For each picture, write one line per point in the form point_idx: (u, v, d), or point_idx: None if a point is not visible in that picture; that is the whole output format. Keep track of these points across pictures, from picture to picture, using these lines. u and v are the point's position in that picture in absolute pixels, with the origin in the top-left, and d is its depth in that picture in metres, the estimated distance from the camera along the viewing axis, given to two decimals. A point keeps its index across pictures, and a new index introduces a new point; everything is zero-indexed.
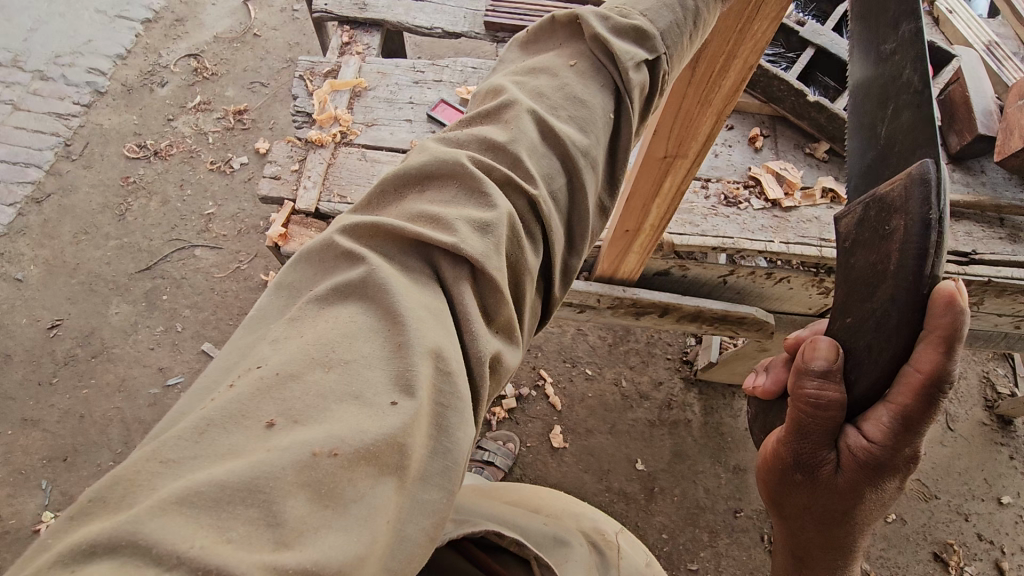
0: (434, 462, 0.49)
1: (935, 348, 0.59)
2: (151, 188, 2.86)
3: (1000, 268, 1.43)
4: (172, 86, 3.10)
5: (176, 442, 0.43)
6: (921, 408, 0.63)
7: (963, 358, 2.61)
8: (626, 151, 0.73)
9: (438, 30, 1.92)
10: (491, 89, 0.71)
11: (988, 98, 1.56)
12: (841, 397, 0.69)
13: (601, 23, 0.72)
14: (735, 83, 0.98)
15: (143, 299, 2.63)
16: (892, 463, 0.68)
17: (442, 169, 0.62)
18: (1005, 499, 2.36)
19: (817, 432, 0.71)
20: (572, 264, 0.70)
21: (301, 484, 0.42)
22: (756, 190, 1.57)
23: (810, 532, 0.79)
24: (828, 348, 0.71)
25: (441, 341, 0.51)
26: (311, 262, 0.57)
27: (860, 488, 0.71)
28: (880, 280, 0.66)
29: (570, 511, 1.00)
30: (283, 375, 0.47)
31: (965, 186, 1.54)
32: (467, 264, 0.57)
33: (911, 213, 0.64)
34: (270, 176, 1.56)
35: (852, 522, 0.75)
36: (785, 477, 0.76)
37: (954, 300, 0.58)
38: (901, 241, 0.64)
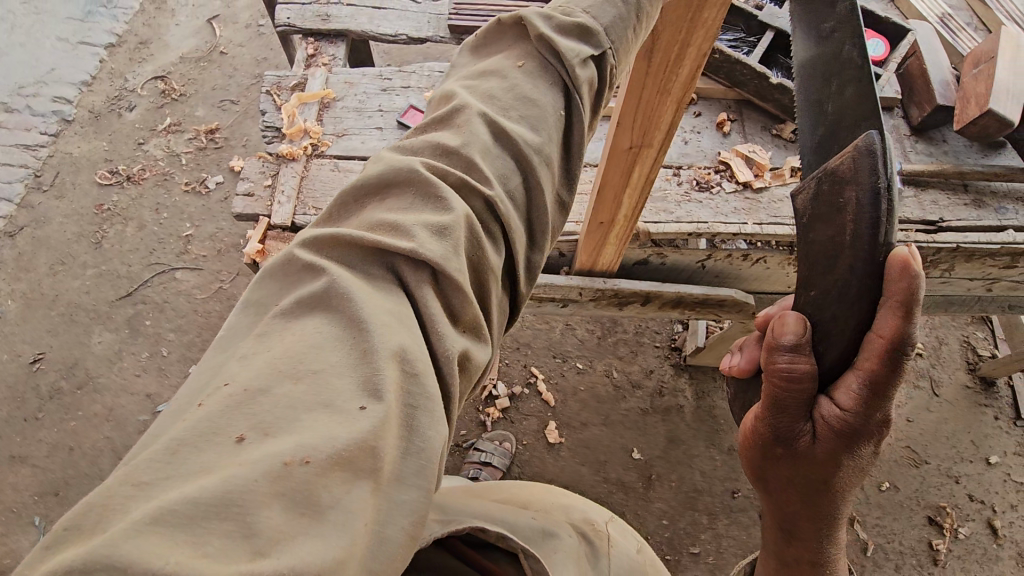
0: (408, 462, 0.50)
1: (894, 313, 0.62)
2: (126, 214, 2.83)
3: (967, 233, 1.47)
4: (141, 109, 3.07)
5: (149, 464, 0.44)
6: (887, 372, 0.65)
7: (943, 324, 2.67)
8: (580, 146, 0.74)
9: (403, 36, 1.92)
10: (444, 94, 0.72)
11: (944, 69, 1.61)
12: (812, 368, 0.71)
13: (546, 23, 0.73)
14: (691, 72, 0.99)
15: (126, 326, 2.60)
16: (867, 429, 0.70)
17: (398, 176, 0.63)
18: (992, 459, 2.42)
19: (793, 405, 0.73)
20: (536, 260, 0.71)
21: (276, 494, 0.43)
22: (726, 174, 1.59)
23: (796, 504, 0.81)
24: (796, 322, 0.73)
25: (406, 343, 0.53)
26: (275, 278, 0.58)
27: (838, 457, 0.73)
28: (838, 254, 0.68)
29: (561, 504, 1.01)
30: (251, 392, 0.48)
31: (928, 156, 1.58)
32: (428, 268, 0.58)
33: (862, 183, 0.65)
34: (243, 193, 1.55)
35: (834, 491, 0.77)
36: (767, 452, 0.78)
37: (909, 265, 0.59)
38: (854, 214, 0.65)
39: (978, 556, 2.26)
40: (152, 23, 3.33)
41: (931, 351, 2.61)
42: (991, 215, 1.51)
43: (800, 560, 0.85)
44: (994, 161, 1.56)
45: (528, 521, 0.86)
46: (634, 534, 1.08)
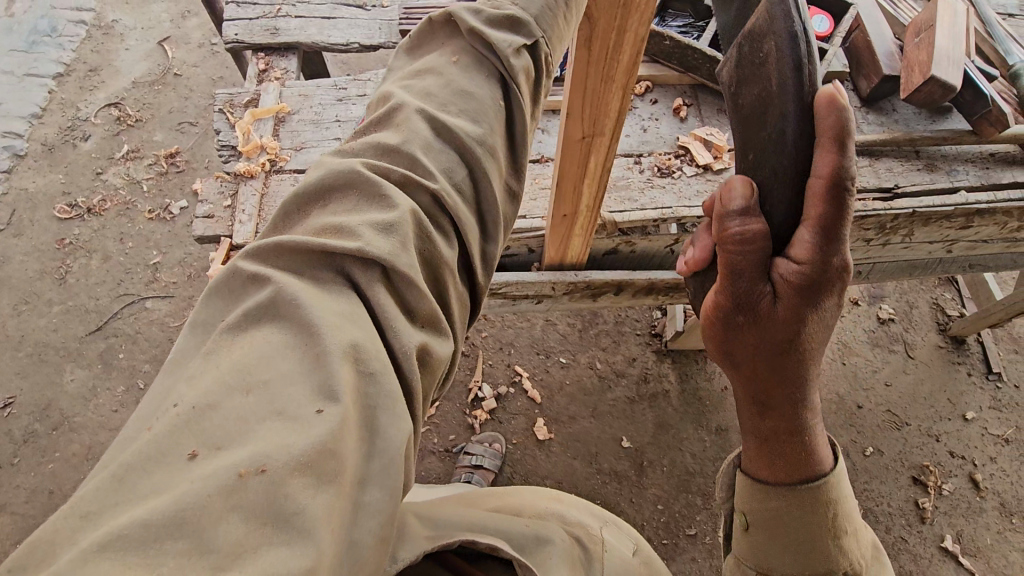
0: (371, 464, 0.51)
1: (830, 149, 0.59)
2: (89, 247, 2.76)
3: (922, 198, 1.51)
4: (96, 138, 3.00)
5: (95, 493, 0.43)
6: (835, 213, 0.61)
7: (912, 288, 2.73)
8: (524, 135, 0.74)
9: (355, 45, 1.90)
10: (381, 97, 0.72)
11: (887, 39, 1.64)
12: (764, 227, 0.66)
13: (474, 17, 0.74)
14: (633, 56, 1.00)
15: (98, 361, 2.54)
16: (827, 280, 0.65)
17: (339, 179, 0.63)
18: (969, 415, 2.49)
19: (749, 268, 0.67)
20: (492, 251, 0.71)
21: (233, 507, 0.43)
22: (687, 158, 1.61)
23: (764, 382, 0.73)
24: (744, 185, 0.67)
25: (359, 340, 0.53)
26: (220, 295, 0.57)
27: (801, 317, 0.67)
28: (767, 110, 0.64)
29: (555, 510, 1.02)
30: (200, 408, 0.48)
31: (879, 125, 1.62)
32: (377, 265, 0.58)
33: (778, 31, 0.60)
34: (202, 215, 1.52)
35: (804, 357, 0.70)
36: (727, 325, 0.71)
37: (835, 100, 0.58)
38: (776, 65, 0.61)
39: (964, 510, 2.32)
40: (100, 49, 3.25)
41: (903, 315, 2.68)
42: (943, 178, 1.55)
43: (783, 447, 0.76)
44: (943, 126, 1.60)
45: (522, 528, 0.87)
46: (628, 535, 1.10)
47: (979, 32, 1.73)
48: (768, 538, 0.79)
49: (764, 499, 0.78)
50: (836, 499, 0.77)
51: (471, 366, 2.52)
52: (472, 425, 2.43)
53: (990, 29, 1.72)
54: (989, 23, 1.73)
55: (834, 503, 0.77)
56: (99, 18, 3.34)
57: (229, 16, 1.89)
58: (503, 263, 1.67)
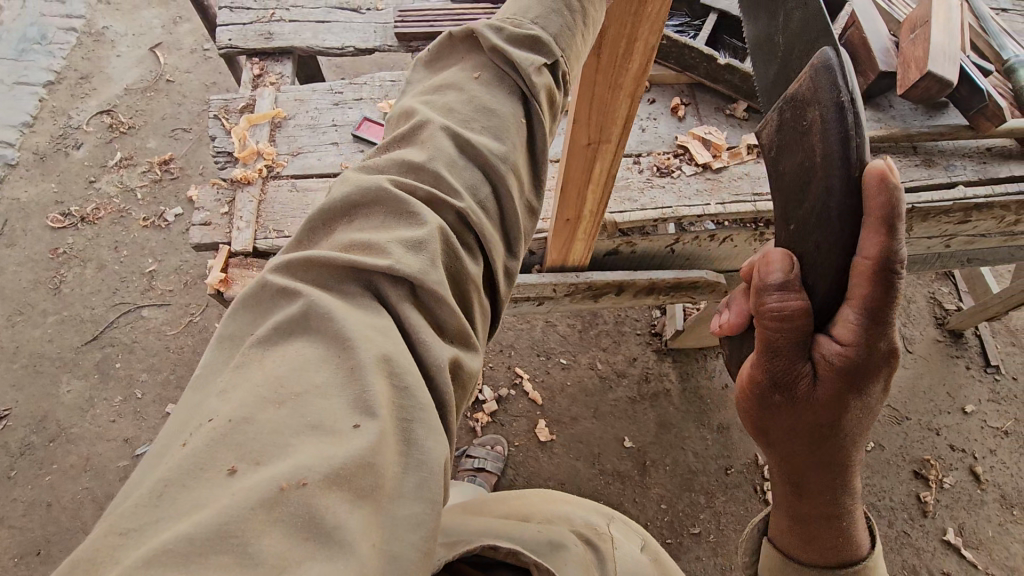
0: (408, 478, 0.49)
1: (877, 231, 0.56)
2: (84, 256, 2.74)
3: (920, 193, 1.51)
4: (88, 146, 2.97)
5: (133, 510, 0.42)
6: (883, 296, 0.59)
7: (909, 282, 2.74)
8: (545, 153, 0.73)
9: (350, 48, 1.89)
10: (403, 113, 0.72)
11: (883, 36, 1.62)
12: (805, 305, 0.64)
13: (496, 35, 0.73)
14: (643, 65, 0.99)
15: (95, 371, 2.51)
16: (870, 364, 0.64)
17: (365, 195, 0.62)
18: (969, 407, 2.50)
19: (787, 347, 0.66)
20: (513, 266, 0.70)
21: (274, 520, 0.43)
22: (686, 157, 1.61)
23: (803, 456, 0.74)
24: (782, 258, 0.67)
25: (390, 352, 0.53)
26: (247, 308, 0.57)
27: (841, 397, 0.67)
28: (810, 181, 0.62)
29: (561, 514, 1.01)
30: (235, 421, 0.47)
31: (876, 121, 1.61)
32: (405, 283, 0.57)
33: (824, 102, 0.59)
34: (200, 223, 1.50)
35: (843, 436, 0.71)
36: (765, 400, 0.72)
37: (886, 177, 0.54)
38: (821, 135, 0.59)
39: (966, 502, 2.33)
40: (91, 57, 3.22)
41: (901, 310, 2.69)
42: (941, 174, 1.56)
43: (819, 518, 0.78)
44: (940, 121, 1.60)
45: (535, 534, 0.86)
46: (636, 530, 1.11)
47: (973, 28, 1.73)
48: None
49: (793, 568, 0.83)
50: (873, 570, 0.81)
51: None
52: (474, 428, 2.42)
53: (984, 25, 1.72)
54: (982, 19, 1.73)
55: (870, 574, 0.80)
56: (90, 25, 3.32)
57: (222, 22, 1.88)
58: None
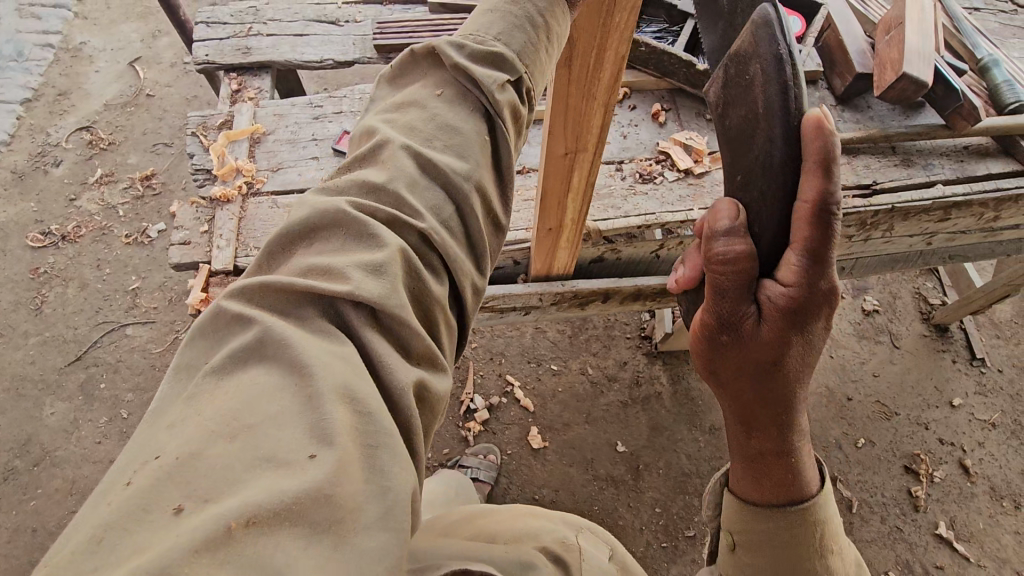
0: (370, 506, 0.47)
1: (815, 173, 0.57)
2: (65, 275, 2.70)
3: (901, 193, 1.52)
4: (68, 164, 2.93)
5: (74, 557, 0.40)
6: (821, 236, 0.59)
7: (893, 279, 2.77)
8: (510, 167, 0.72)
9: (329, 61, 1.87)
10: (364, 131, 0.71)
11: (859, 38, 1.66)
12: (749, 248, 0.64)
13: (458, 53, 0.72)
14: (614, 73, 0.99)
15: (79, 393, 2.47)
16: (814, 303, 0.63)
17: (324, 219, 0.61)
18: (956, 401, 2.52)
19: (733, 288, 0.64)
20: (482, 282, 0.69)
21: (221, 562, 0.41)
22: (667, 164, 1.61)
23: (750, 402, 0.69)
24: (729, 207, 0.67)
25: (349, 377, 0.51)
26: (204, 336, 0.55)
27: (786, 340, 0.64)
28: (753, 133, 0.62)
29: (530, 531, 1.03)
30: (184, 458, 0.45)
31: (855, 123, 1.64)
32: (367, 307, 0.56)
33: (763, 56, 0.59)
34: (179, 242, 1.48)
35: (791, 379, 0.67)
36: (713, 345, 0.68)
37: (822, 125, 0.55)
38: (762, 89, 0.59)
39: (956, 496, 2.35)
40: (69, 73, 3.19)
41: (887, 306, 2.71)
42: (920, 172, 1.57)
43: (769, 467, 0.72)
44: (917, 121, 1.61)
45: (504, 554, 0.88)
46: (605, 538, 1.14)
47: (947, 27, 1.76)
48: (757, 559, 0.75)
49: (749, 521, 0.75)
50: (824, 519, 0.74)
51: (462, 378, 2.50)
52: (466, 437, 2.41)
53: (957, 25, 1.75)
54: (956, 19, 1.75)
55: (821, 522, 0.74)
56: (67, 41, 3.28)
57: (199, 37, 1.87)
58: (490, 275, 1.64)
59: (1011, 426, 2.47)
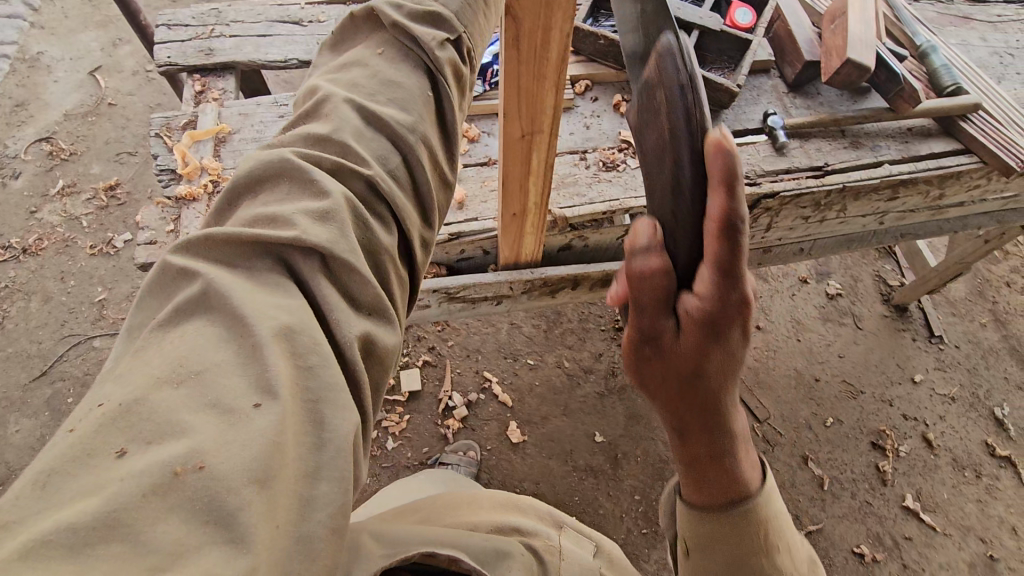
0: (316, 458, 0.49)
1: (717, 192, 0.49)
2: (27, 289, 2.63)
3: (850, 173, 1.59)
4: (27, 175, 2.86)
5: (16, 501, 0.41)
6: (732, 251, 0.50)
7: (854, 262, 2.87)
8: (456, 125, 0.75)
9: (293, 61, 1.87)
10: (308, 90, 0.72)
11: (806, 28, 1.75)
12: (664, 264, 0.54)
13: (396, 11, 0.75)
14: (560, 55, 1.03)
15: (45, 408, 2.41)
16: (732, 317, 0.54)
17: (270, 170, 0.62)
18: (918, 377, 2.62)
19: (647, 301, 0.55)
20: (431, 236, 0.72)
21: (169, 505, 0.42)
22: (630, 152, 1.66)
23: (681, 420, 0.62)
24: (647, 222, 0.57)
25: (293, 323, 0.53)
26: (154, 295, 0.56)
27: (705, 356, 0.56)
28: (662, 158, 0.57)
29: (515, 522, 1.06)
30: (129, 404, 0.46)
31: (806, 109, 1.71)
32: (316, 254, 0.58)
33: (669, 83, 0.55)
34: (145, 242, 1.48)
35: (717, 390, 0.59)
36: (634, 361, 0.60)
37: (722, 145, 0.49)
38: (668, 113, 0.55)
39: (921, 468, 2.44)
40: (26, 83, 3.12)
41: (850, 289, 2.81)
42: (867, 154, 1.64)
43: (711, 494, 0.66)
44: (864, 105, 1.69)
45: (482, 543, 0.89)
46: (591, 538, 1.18)
47: (888, 17, 1.86)
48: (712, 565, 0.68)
49: (698, 526, 0.68)
50: (771, 519, 0.67)
51: (440, 377, 2.51)
52: (444, 434, 2.42)
53: (897, 14, 1.85)
54: (896, 8, 1.85)
55: (767, 524, 0.67)
56: (23, 51, 3.21)
57: (160, 39, 1.85)
58: (458, 266, 1.65)
59: (969, 399, 2.58)
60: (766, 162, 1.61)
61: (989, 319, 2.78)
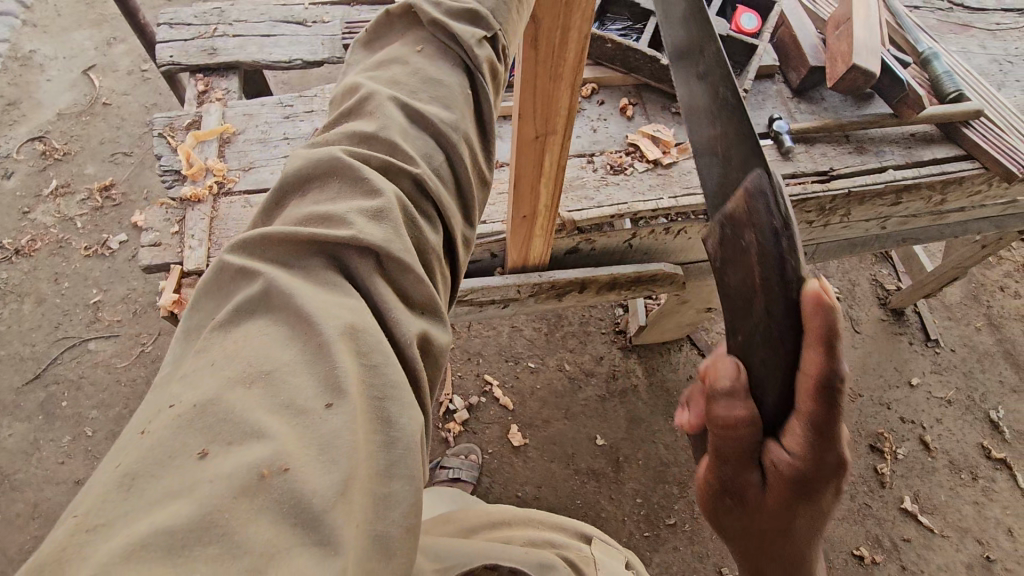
0: (386, 456, 0.48)
1: (815, 349, 0.54)
2: (20, 290, 2.60)
3: (854, 178, 1.61)
4: (20, 175, 2.82)
5: (101, 506, 0.40)
6: (827, 413, 0.55)
7: (851, 266, 2.90)
8: (493, 123, 0.75)
9: (297, 61, 1.86)
10: (347, 87, 0.71)
11: (811, 34, 1.76)
12: (750, 413, 0.59)
13: (436, 9, 0.75)
14: (577, 57, 1.03)
15: (39, 412, 2.37)
16: (822, 478, 0.58)
17: (320, 168, 0.61)
18: (915, 380, 2.64)
19: (734, 454, 0.61)
20: (470, 232, 0.71)
21: (259, 507, 0.42)
22: (637, 155, 1.66)
23: (754, 553, 0.67)
24: (730, 365, 0.63)
25: (357, 322, 0.52)
26: (210, 295, 0.55)
27: (792, 507, 0.60)
28: (751, 298, 0.66)
29: (546, 535, 1.11)
30: (203, 405, 0.45)
31: (811, 114, 1.72)
32: (371, 254, 0.57)
33: (761, 226, 0.64)
34: (149, 244, 1.46)
35: (797, 534, 0.63)
36: (715, 505, 0.65)
37: (822, 299, 0.54)
38: (759, 257, 0.64)
39: (919, 471, 2.46)
40: (18, 82, 3.07)
41: (847, 292, 2.83)
42: (873, 159, 1.65)
43: None
44: (868, 111, 1.70)
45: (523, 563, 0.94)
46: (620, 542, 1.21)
47: (891, 24, 1.87)
48: None
49: None
50: None
51: (441, 380, 2.50)
52: (446, 438, 2.41)
53: (900, 21, 1.87)
54: (898, 15, 1.87)
55: None
56: (15, 49, 3.16)
57: (162, 38, 1.84)
58: (465, 269, 1.64)
59: (965, 402, 2.61)
60: (772, 166, 1.62)
61: (984, 323, 2.81)
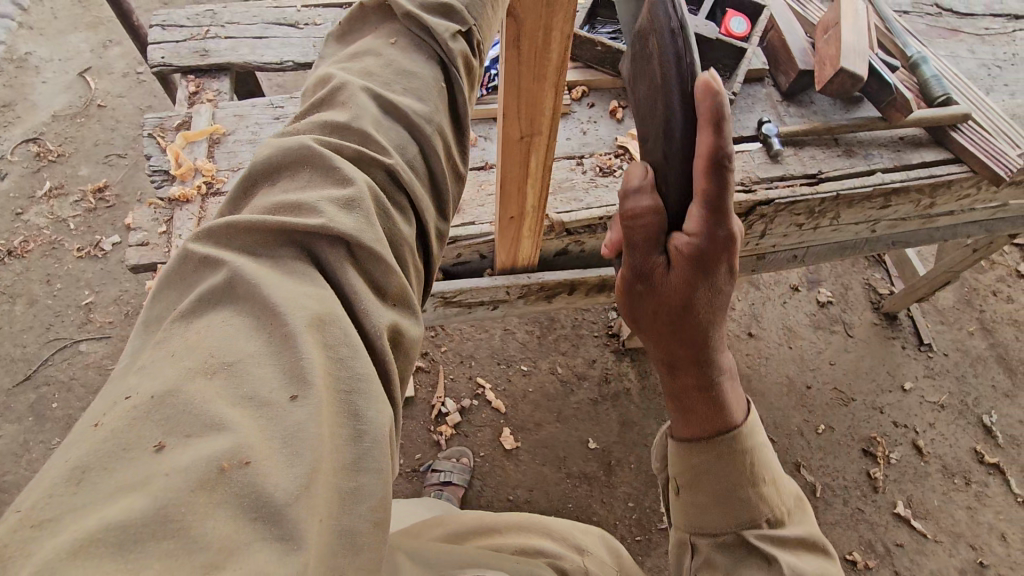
0: (352, 451, 0.48)
1: (708, 129, 0.59)
2: (12, 291, 2.59)
3: (843, 181, 1.61)
4: (13, 176, 2.82)
5: (52, 499, 0.40)
6: (719, 186, 0.62)
7: (844, 270, 2.90)
8: (468, 117, 0.75)
9: (289, 63, 1.86)
10: (320, 79, 0.71)
11: (799, 37, 1.77)
12: (654, 205, 0.69)
13: (410, 2, 0.75)
14: (560, 59, 1.04)
15: (29, 413, 2.36)
16: (716, 251, 0.67)
17: (291, 158, 0.61)
18: (908, 385, 2.64)
19: (642, 241, 0.71)
20: (445, 227, 0.71)
21: (218, 500, 0.41)
22: (626, 157, 1.67)
23: (670, 343, 0.77)
24: (641, 168, 0.72)
25: (323, 312, 0.52)
26: (173, 287, 0.55)
27: (693, 285, 0.70)
28: (655, 104, 0.67)
29: (535, 543, 1.11)
30: (161, 396, 0.45)
31: (800, 117, 1.73)
32: (342, 244, 0.57)
33: (660, 29, 0.64)
34: (136, 243, 1.46)
35: (701, 319, 0.74)
36: (630, 293, 0.76)
37: (711, 86, 0.58)
38: (660, 59, 0.64)
39: (912, 475, 2.46)
40: (14, 83, 3.08)
41: (840, 296, 2.83)
42: (861, 162, 1.65)
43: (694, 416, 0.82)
44: (856, 114, 1.71)
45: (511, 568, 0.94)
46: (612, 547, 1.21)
47: (879, 28, 1.88)
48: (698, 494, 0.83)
49: (693, 457, 0.82)
50: (752, 448, 0.81)
51: (433, 384, 2.49)
52: (438, 441, 2.40)
53: (888, 25, 1.87)
54: (887, 19, 1.88)
55: (749, 450, 0.81)
56: (11, 51, 3.17)
57: (154, 40, 1.84)
58: (454, 271, 1.64)
59: (958, 406, 2.61)
60: (761, 169, 1.62)
61: (977, 328, 2.81)
